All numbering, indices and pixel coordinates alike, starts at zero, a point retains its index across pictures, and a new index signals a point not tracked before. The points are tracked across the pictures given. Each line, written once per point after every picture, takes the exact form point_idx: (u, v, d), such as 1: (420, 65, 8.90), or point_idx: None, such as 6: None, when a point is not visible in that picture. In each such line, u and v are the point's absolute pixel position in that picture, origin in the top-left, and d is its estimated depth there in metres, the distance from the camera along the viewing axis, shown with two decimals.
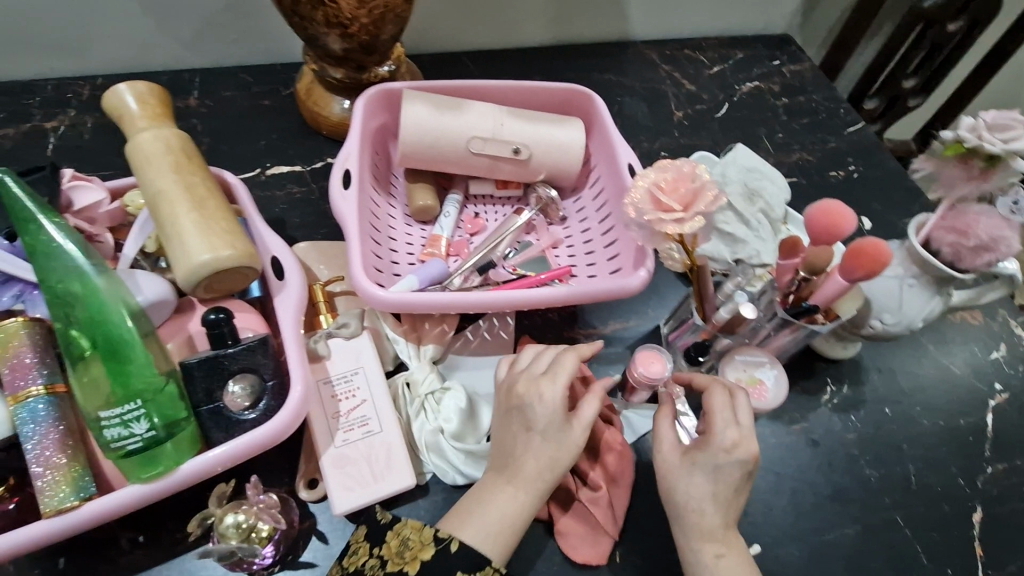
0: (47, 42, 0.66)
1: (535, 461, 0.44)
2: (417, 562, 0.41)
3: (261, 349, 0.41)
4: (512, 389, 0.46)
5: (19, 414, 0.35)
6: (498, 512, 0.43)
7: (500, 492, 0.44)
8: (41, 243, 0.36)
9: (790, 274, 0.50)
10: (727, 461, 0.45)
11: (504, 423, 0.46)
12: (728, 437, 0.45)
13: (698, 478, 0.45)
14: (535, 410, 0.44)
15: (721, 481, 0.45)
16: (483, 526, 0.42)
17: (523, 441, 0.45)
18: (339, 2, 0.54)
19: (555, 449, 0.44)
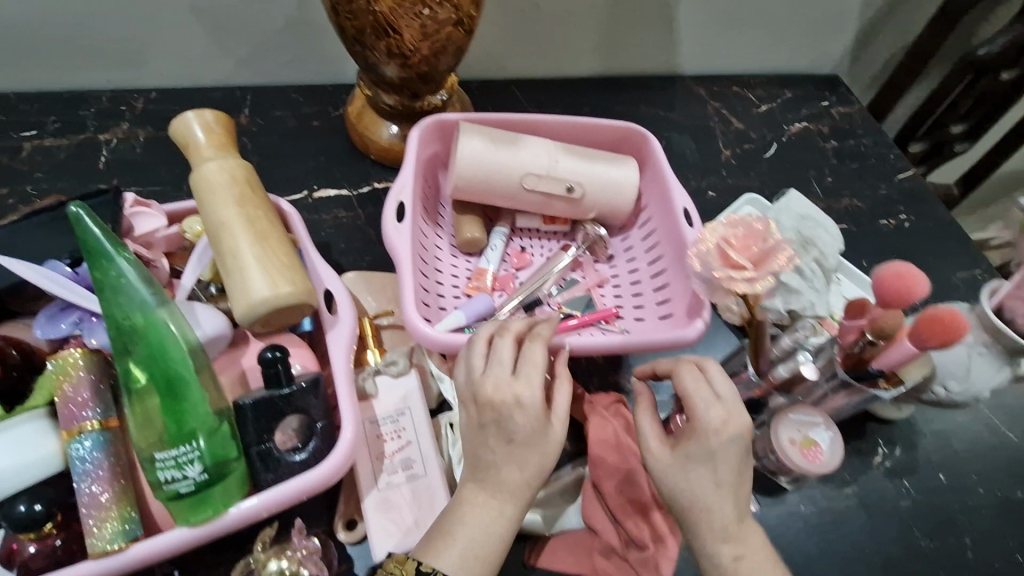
0: (106, 55, 0.67)
1: (517, 472, 0.41)
2: None
3: (315, 390, 0.40)
4: (481, 394, 0.42)
5: (75, 448, 0.35)
6: (482, 534, 0.40)
7: (482, 511, 0.41)
8: (110, 279, 0.35)
9: (854, 335, 0.49)
10: (724, 444, 0.41)
11: (479, 434, 0.42)
12: (717, 420, 0.41)
13: (693, 474, 0.41)
14: (515, 420, 0.41)
15: (714, 467, 0.41)
16: (466, 552, 0.39)
17: (502, 453, 0.41)
18: (403, 34, 0.54)
19: (534, 453, 0.41)
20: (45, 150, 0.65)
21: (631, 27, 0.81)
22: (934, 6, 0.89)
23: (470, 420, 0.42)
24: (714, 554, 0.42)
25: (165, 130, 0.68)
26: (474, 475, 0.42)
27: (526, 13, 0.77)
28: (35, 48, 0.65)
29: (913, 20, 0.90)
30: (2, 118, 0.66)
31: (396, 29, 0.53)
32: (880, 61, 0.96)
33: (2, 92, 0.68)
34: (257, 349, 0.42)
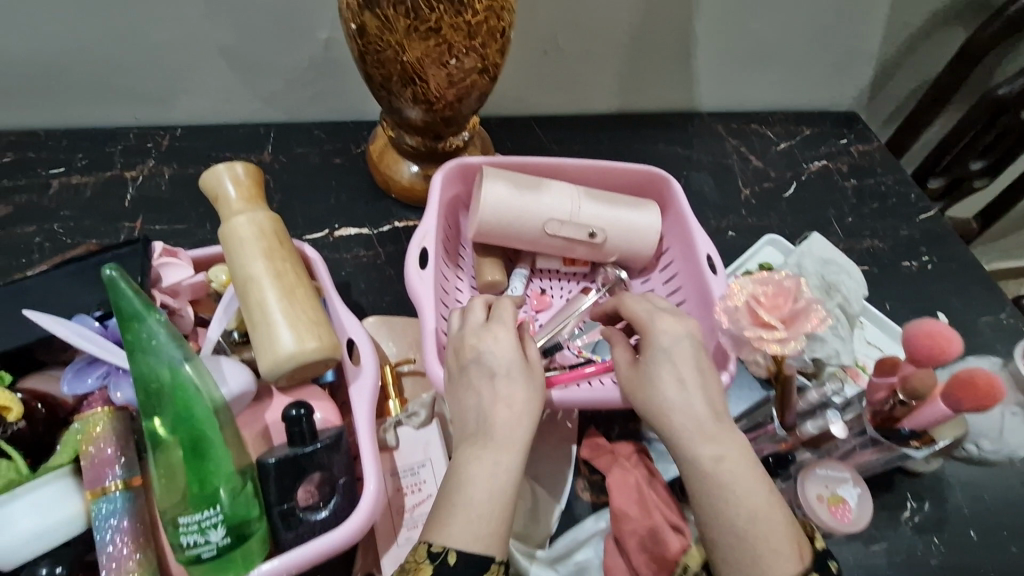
0: (136, 94, 0.68)
1: (506, 415, 0.42)
2: None
3: (338, 447, 0.39)
4: (462, 344, 0.45)
5: (99, 508, 0.35)
6: (484, 489, 0.39)
7: (481, 465, 0.39)
8: (141, 341, 0.35)
9: (884, 392, 0.48)
10: (676, 346, 0.45)
11: (468, 386, 0.43)
12: (666, 334, 0.46)
13: (659, 387, 0.44)
14: (491, 354, 0.44)
15: (676, 376, 0.44)
16: (472, 514, 0.38)
17: (489, 393, 0.42)
18: (429, 81, 0.54)
19: (518, 385, 0.43)
20: (72, 187, 0.66)
21: (650, 66, 0.82)
22: (954, 46, 0.89)
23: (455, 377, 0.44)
24: (694, 456, 0.41)
25: (190, 168, 0.69)
26: (467, 433, 0.42)
27: (547, 53, 0.78)
28: (67, 87, 0.66)
29: (932, 59, 0.90)
30: (32, 154, 0.67)
31: (423, 76, 0.54)
32: (898, 98, 0.96)
33: (33, 130, 0.69)
34: (281, 404, 0.42)
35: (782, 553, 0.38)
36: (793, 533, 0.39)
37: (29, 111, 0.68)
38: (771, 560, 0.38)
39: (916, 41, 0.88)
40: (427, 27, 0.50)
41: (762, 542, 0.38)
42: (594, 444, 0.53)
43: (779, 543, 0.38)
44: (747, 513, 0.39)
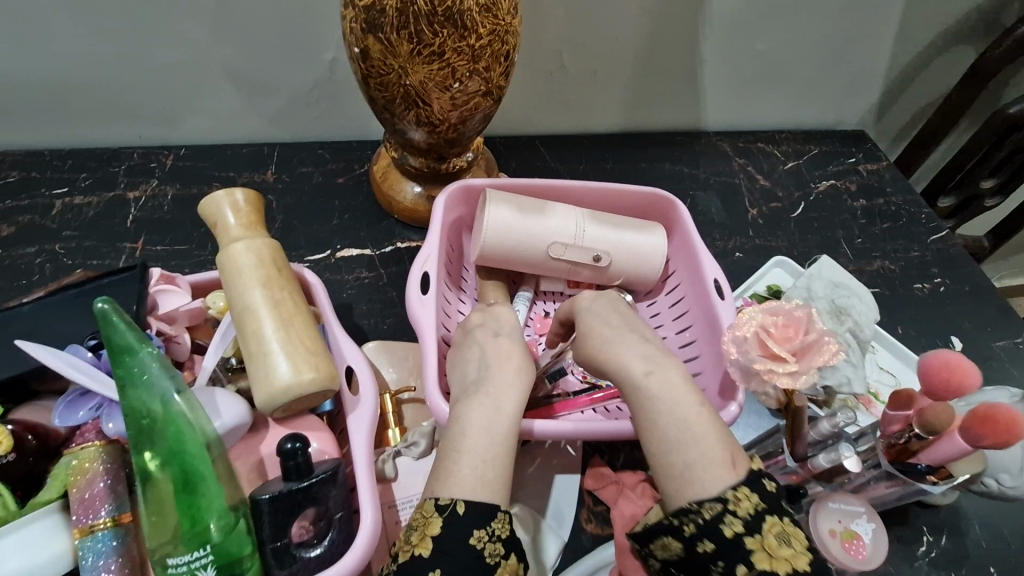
0: (141, 114, 0.68)
1: (504, 369, 0.44)
2: (427, 541, 0.36)
3: (335, 480, 0.38)
4: (468, 320, 0.51)
5: (86, 547, 0.34)
6: (485, 431, 0.40)
7: (481, 411, 0.41)
8: (132, 375, 0.35)
9: (898, 426, 0.46)
10: (595, 303, 0.49)
11: (475, 346, 0.47)
12: (587, 297, 0.50)
13: (597, 331, 0.46)
14: (494, 322, 0.49)
15: (606, 322, 0.47)
16: (476, 460, 0.39)
17: (493, 350, 0.46)
18: (432, 104, 0.54)
19: (517, 342, 0.47)
20: (75, 207, 0.66)
21: (655, 85, 0.82)
22: (963, 65, 0.88)
23: (460, 343, 0.48)
24: (629, 376, 0.42)
25: (193, 188, 0.69)
26: (469, 386, 0.44)
27: (551, 73, 0.77)
28: (72, 107, 0.66)
29: (941, 78, 0.89)
30: (36, 174, 0.67)
31: (426, 100, 0.53)
32: (907, 117, 0.95)
33: (38, 149, 0.69)
34: (277, 435, 0.41)
35: (716, 460, 0.37)
36: (730, 443, 0.39)
37: (35, 132, 0.68)
38: (705, 469, 0.37)
39: (924, 60, 0.87)
40: (430, 51, 0.49)
41: (694, 450, 0.38)
42: (598, 474, 0.52)
43: (711, 449, 0.38)
44: (679, 422, 0.39)
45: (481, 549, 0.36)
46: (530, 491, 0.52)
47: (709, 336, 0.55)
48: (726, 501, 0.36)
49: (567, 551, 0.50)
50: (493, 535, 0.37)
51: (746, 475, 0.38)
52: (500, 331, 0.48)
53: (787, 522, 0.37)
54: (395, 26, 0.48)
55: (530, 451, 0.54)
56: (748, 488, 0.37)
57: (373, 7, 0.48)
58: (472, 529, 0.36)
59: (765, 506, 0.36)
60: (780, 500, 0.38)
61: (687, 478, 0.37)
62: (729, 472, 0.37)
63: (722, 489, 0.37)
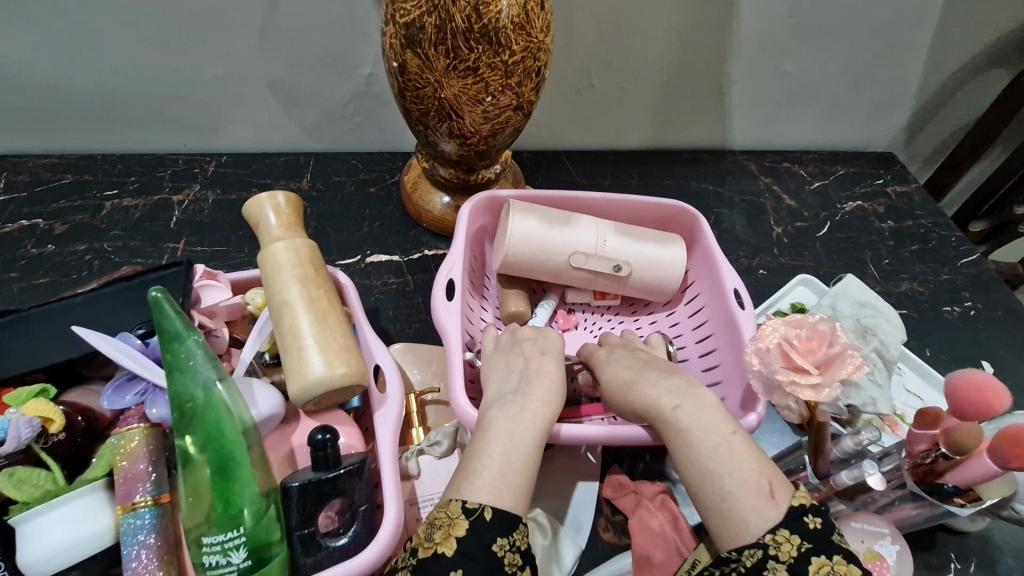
0: (189, 122, 0.72)
1: (542, 384, 0.46)
2: (451, 539, 0.37)
3: (360, 474, 0.39)
4: (517, 331, 0.54)
5: (128, 523, 0.35)
6: (510, 438, 0.42)
7: (512, 419, 0.43)
8: (179, 361, 0.37)
9: (925, 445, 0.45)
10: (611, 356, 0.53)
11: (519, 356, 0.50)
12: (603, 354, 0.54)
13: (620, 380, 0.50)
14: (545, 342, 0.52)
15: (625, 367, 0.51)
16: (503, 466, 0.40)
17: (536, 366, 0.48)
18: (465, 117, 0.56)
19: (560, 365, 0.49)
20: (122, 208, 0.69)
21: (683, 105, 0.83)
22: (997, 88, 0.87)
23: (506, 350, 0.51)
24: (659, 411, 0.45)
25: (232, 193, 0.72)
26: (506, 393, 0.46)
27: (580, 91, 0.80)
28: (126, 115, 0.70)
29: (972, 102, 0.89)
30: (89, 177, 0.71)
31: (459, 113, 0.56)
32: (937, 140, 0.94)
33: (92, 153, 0.73)
34: (307, 427, 0.42)
35: (752, 491, 0.39)
36: (766, 472, 0.40)
37: (89, 137, 0.72)
38: (743, 502, 0.39)
39: (955, 84, 0.87)
40: (465, 66, 0.52)
41: (728, 480, 0.40)
42: (616, 484, 0.53)
43: (746, 481, 0.39)
44: (711, 452, 0.41)
45: (502, 557, 0.37)
46: (547, 497, 0.53)
47: (730, 345, 0.56)
48: (766, 547, 0.37)
49: (585, 558, 0.50)
50: (514, 544, 0.38)
51: (787, 508, 0.39)
52: (546, 350, 0.51)
53: (838, 561, 0.37)
54: (432, 41, 0.50)
55: (549, 457, 0.55)
56: (788, 529, 0.38)
57: (412, 23, 0.50)
58: (496, 535, 0.37)
59: (809, 546, 0.37)
60: (828, 537, 0.38)
61: (722, 510, 0.39)
62: (769, 503, 0.39)
63: (764, 530, 0.38)
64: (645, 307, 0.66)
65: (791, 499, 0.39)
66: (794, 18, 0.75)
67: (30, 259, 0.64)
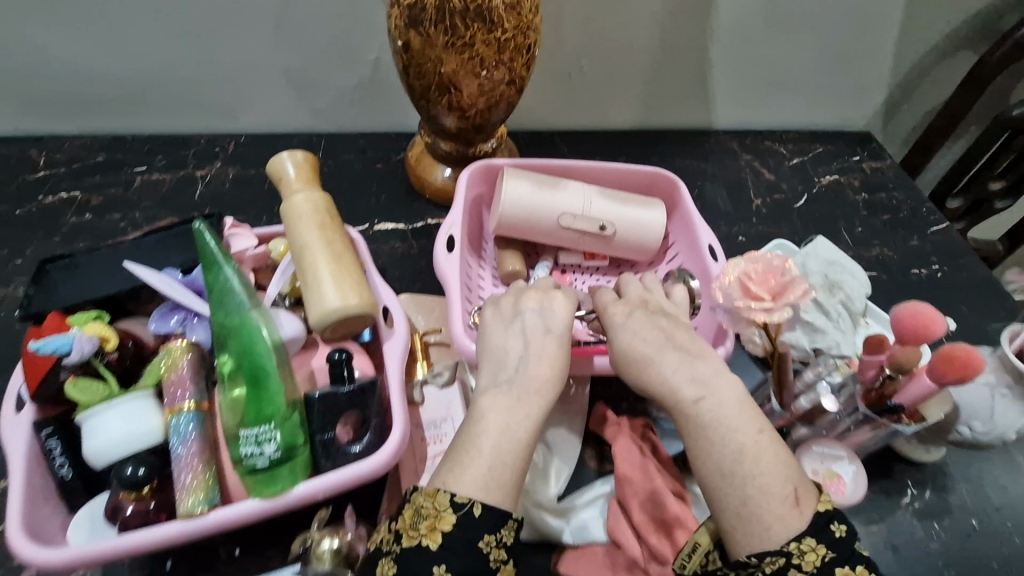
0: (209, 104, 0.78)
1: (541, 366, 0.47)
2: (435, 533, 0.39)
3: (370, 390, 0.46)
4: (524, 295, 0.52)
5: (175, 424, 0.41)
6: (502, 432, 0.43)
7: (507, 413, 0.44)
8: (218, 283, 0.43)
9: (874, 370, 0.51)
10: (629, 318, 0.50)
11: (521, 334, 0.48)
12: (621, 313, 0.51)
13: (635, 351, 0.47)
14: (551, 316, 0.50)
15: (643, 339, 0.48)
16: (494, 460, 0.42)
17: (537, 347, 0.48)
18: (463, 91, 0.62)
19: (563, 347, 0.48)
20: (151, 182, 0.75)
21: (668, 87, 0.89)
22: (964, 69, 0.93)
23: (508, 322, 0.50)
24: (679, 403, 0.44)
25: (251, 169, 0.78)
26: (501, 381, 0.46)
27: (571, 75, 0.86)
28: (152, 98, 0.76)
29: (942, 83, 0.94)
30: (120, 155, 0.77)
31: (458, 87, 0.62)
32: (912, 119, 1.00)
33: (122, 134, 0.80)
34: (325, 352, 0.48)
35: (778, 499, 0.40)
36: (792, 480, 0.41)
37: (120, 119, 0.78)
38: (762, 507, 0.40)
39: (925, 66, 0.92)
40: (462, 42, 0.58)
41: (750, 484, 0.40)
42: (601, 417, 0.58)
43: (771, 488, 0.40)
44: (735, 453, 0.41)
45: (487, 553, 0.39)
46: None
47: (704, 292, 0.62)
48: (790, 556, 0.38)
49: (573, 483, 0.56)
50: (499, 540, 0.40)
51: (812, 517, 0.40)
52: (549, 327, 0.49)
53: (860, 570, 0.38)
54: (433, 20, 0.57)
55: None
56: (814, 539, 0.39)
57: (415, 5, 0.56)
58: (482, 532, 0.40)
59: (833, 557, 0.39)
60: (851, 547, 0.39)
61: (740, 513, 0.40)
62: (791, 510, 0.40)
63: (786, 539, 0.39)
64: (631, 269, 0.71)
65: (815, 506, 0.41)
66: (768, 8, 0.81)
67: (70, 226, 0.70)
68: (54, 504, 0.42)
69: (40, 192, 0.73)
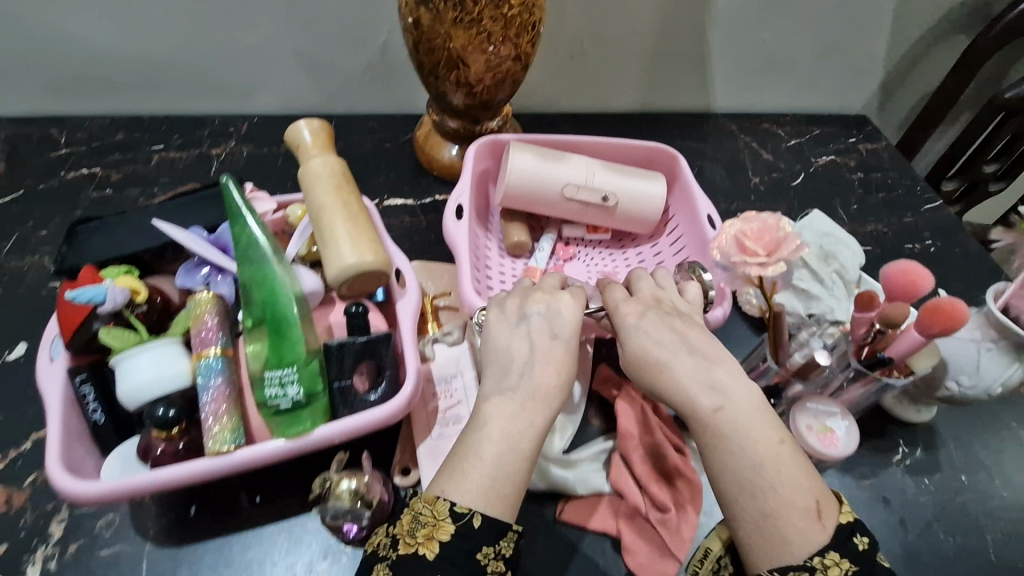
0: (224, 86, 0.81)
1: (547, 370, 0.47)
2: (433, 542, 0.40)
3: (384, 343, 0.48)
4: (531, 295, 0.52)
5: (201, 369, 0.44)
6: (505, 440, 0.43)
7: (509, 422, 0.44)
8: (243, 236, 0.46)
9: (865, 327, 0.54)
10: (643, 318, 0.50)
11: (525, 338, 0.48)
12: (633, 314, 0.51)
13: (650, 353, 0.47)
14: (560, 319, 0.50)
15: (657, 341, 0.48)
16: (495, 469, 0.42)
17: (542, 351, 0.48)
18: (470, 67, 0.65)
19: (570, 352, 0.48)
20: (168, 160, 0.78)
21: (668, 71, 0.91)
22: (957, 52, 0.95)
23: (513, 325, 0.50)
24: (696, 411, 0.44)
25: (264, 148, 0.81)
26: (505, 387, 0.46)
27: (573, 57, 0.88)
28: (168, 79, 0.79)
29: (936, 67, 0.97)
30: (137, 135, 0.80)
31: (466, 62, 0.64)
32: (908, 102, 1.02)
33: (139, 115, 0.82)
34: (341, 308, 0.51)
35: (801, 512, 0.40)
36: (815, 493, 0.41)
37: (137, 100, 0.81)
38: (782, 522, 0.40)
39: (918, 50, 0.94)
40: (470, 18, 0.60)
41: (772, 498, 0.40)
42: (603, 377, 0.61)
43: (793, 501, 0.40)
44: (753, 465, 0.41)
45: (485, 565, 0.40)
46: None
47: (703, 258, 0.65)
48: (813, 570, 0.38)
49: (577, 440, 0.58)
50: (498, 553, 0.40)
51: (835, 530, 0.40)
52: (556, 333, 0.49)
53: None
54: None
55: None
56: (838, 552, 0.39)
57: None
58: (482, 545, 0.40)
59: (856, 570, 0.39)
60: (873, 559, 0.40)
61: (763, 527, 0.40)
62: (815, 525, 0.40)
63: (810, 554, 0.39)
64: (633, 241, 0.74)
65: (839, 518, 0.41)
66: None
67: (92, 201, 0.73)
68: (87, 446, 0.45)
69: (62, 168, 0.75)
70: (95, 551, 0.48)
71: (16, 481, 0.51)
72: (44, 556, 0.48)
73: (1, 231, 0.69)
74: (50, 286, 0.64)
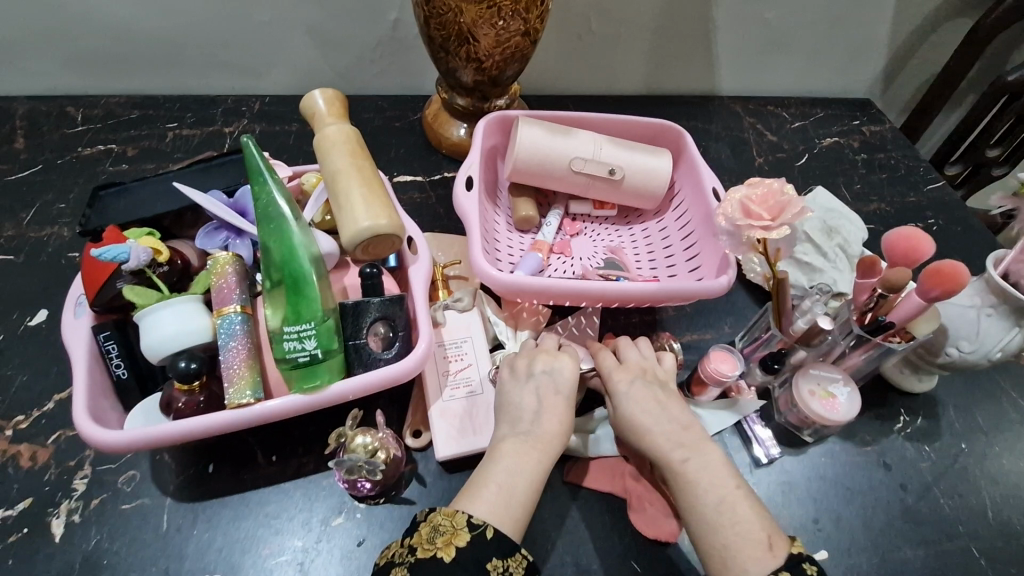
0: (234, 64, 0.82)
1: (551, 419, 0.48)
2: (450, 548, 0.40)
3: (398, 304, 0.49)
4: (536, 356, 0.52)
5: (221, 324, 0.45)
6: (514, 470, 0.44)
7: (512, 470, 0.44)
8: (262, 193, 0.47)
9: (868, 293, 0.54)
10: (631, 387, 0.51)
11: (532, 392, 0.49)
12: (624, 382, 0.51)
13: (637, 422, 0.49)
14: (558, 377, 0.50)
15: (644, 411, 0.49)
16: (506, 490, 0.43)
17: (546, 405, 0.48)
18: (480, 42, 0.66)
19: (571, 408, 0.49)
20: (183, 137, 0.79)
21: (674, 52, 0.92)
22: (962, 34, 0.95)
23: (517, 381, 0.50)
24: (666, 462, 0.46)
25: (276, 126, 0.82)
26: (512, 435, 0.47)
27: (580, 36, 0.88)
28: (180, 59, 0.80)
29: (941, 49, 0.97)
30: (152, 112, 0.82)
31: (475, 37, 0.65)
32: (912, 85, 1.03)
33: (153, 94, 0.84)
34: (356, 271, 0.54)
35: (754, 542, 0.41)
36: (766, 526, 0.42)
37: (150, 79, 0.82)
38: (739, 552, 0.41)
39: (924, 31, 0.94)
40: None
41: (728, 531, 0.42)
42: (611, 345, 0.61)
43: (745, 531, 0.42)
44: (715, 504, 0.43)
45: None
46: None
47: (705, 229, 0.66)
48: None
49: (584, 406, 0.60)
50: (506, 568, 0.40)
51: (785, 559, 0.41)
52: (559, 388, 0.49)
53: None
54: None
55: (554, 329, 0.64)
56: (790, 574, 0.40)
57: None
58: (492, 556, 0.40)
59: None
60: None
61: (724, 559, 0.41)
62: (767, 555, 0.41)
63: None
64: (639, 218, 0.75)
65: (788, 550, 0.42)
66: None
67: (109, 175, 0.75)
68: (111, 401, 0.47)
69: (79, 144, 0.77)
70: (118, 505, 0.50)
71: (39, 439, 0.53)
72: (68, 509, 0.49)
73: (21, 203, 0.70)
74: (69, 255, 0.66)
